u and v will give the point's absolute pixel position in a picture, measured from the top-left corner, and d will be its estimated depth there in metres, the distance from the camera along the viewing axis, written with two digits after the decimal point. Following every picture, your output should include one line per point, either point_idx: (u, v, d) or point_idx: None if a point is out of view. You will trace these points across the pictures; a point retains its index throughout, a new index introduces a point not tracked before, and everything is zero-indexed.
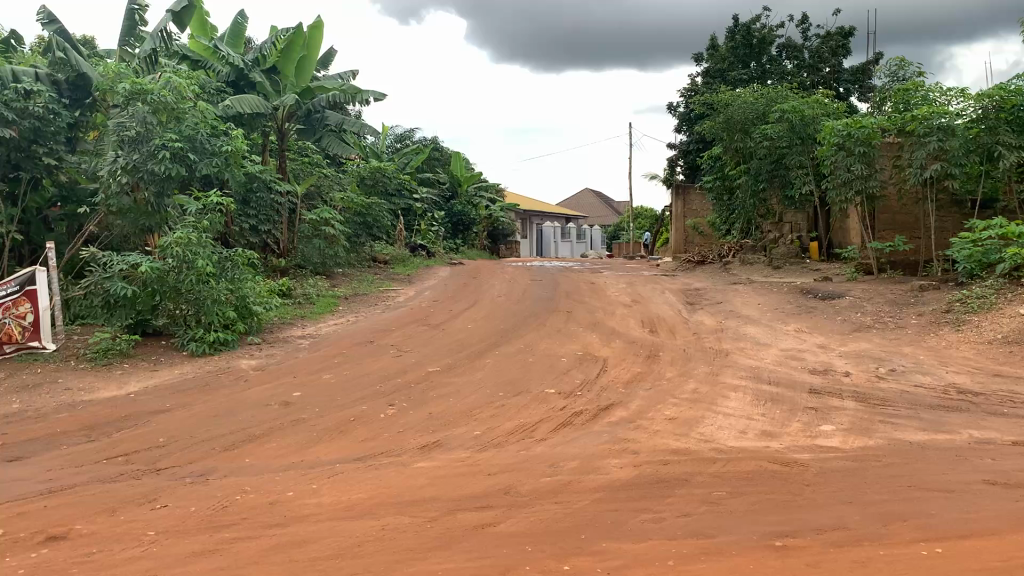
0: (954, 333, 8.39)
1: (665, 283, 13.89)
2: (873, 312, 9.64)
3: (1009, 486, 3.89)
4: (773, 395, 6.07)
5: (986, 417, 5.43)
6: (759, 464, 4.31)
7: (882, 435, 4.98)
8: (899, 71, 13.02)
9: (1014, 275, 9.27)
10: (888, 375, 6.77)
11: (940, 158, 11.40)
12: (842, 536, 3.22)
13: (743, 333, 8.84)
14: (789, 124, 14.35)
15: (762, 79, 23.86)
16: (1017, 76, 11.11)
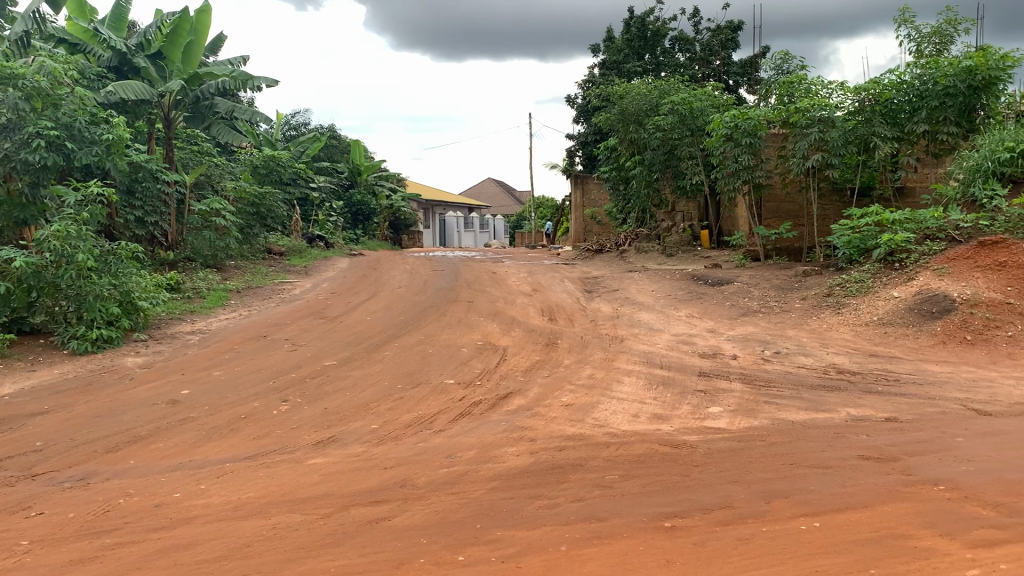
0: (834, 316, 8.81)
1: (564, 271, 14.08)
2: (760, 297, 10.01)
3: (881, 460, 4.11)
4: (665, 379, 6.24)
5: (862, 395, 5.73)
6: (650, 447, 4.42)
7: (766, 415, 5.18)
8: (784, 64, 13.51)
9: (888, 259, 9.75)
10: (773, 357, 7.04)
11: (822, 149, 11.94)
12: (728, 515, 3.34)
13: (638, 319, 9.05)
14: (680, 115, 14.69)
15: (656, 71, 24.64)
16: (890, 70, 11.73)
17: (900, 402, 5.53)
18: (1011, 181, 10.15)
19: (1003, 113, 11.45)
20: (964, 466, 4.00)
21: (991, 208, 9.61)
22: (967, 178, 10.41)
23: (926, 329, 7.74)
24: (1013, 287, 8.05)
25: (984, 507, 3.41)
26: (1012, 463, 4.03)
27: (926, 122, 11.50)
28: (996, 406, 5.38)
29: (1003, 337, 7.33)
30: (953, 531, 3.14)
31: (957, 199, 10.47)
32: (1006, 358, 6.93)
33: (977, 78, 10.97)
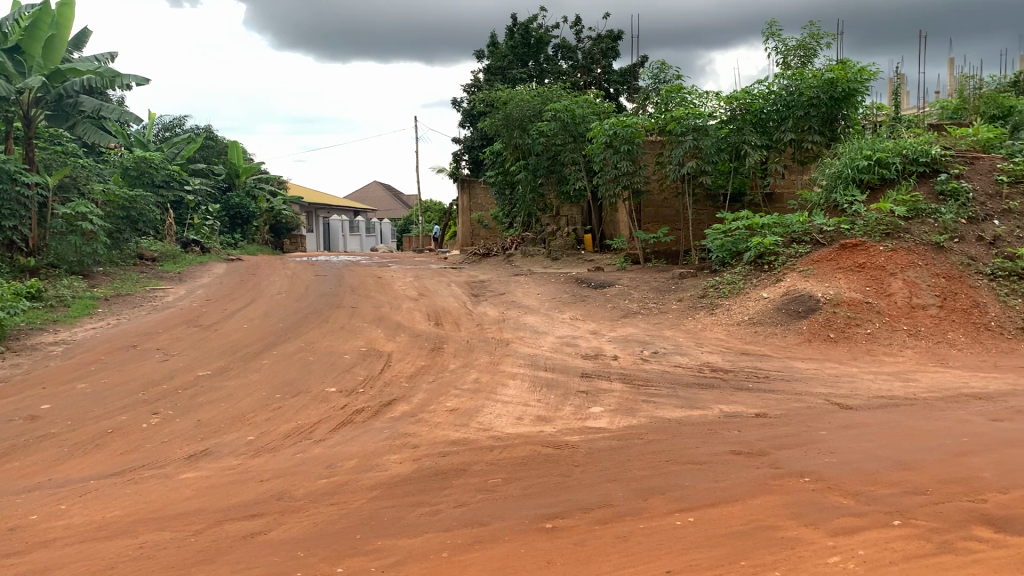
0: (708, 316, 9.15)
1: (450, 276, 14.06)
2: (640, 299, 10.28)
3: (752, 455, 4.29)
4: (548, 381, 6.31)
5: (734, 392, 5.97)
6: (533, 449, 4.46)
7: (645, 414, 5.31)
8: (661, 74, 13.94)
9: (758, 262, 10.20)
10: (651, 357, 7.24)
11: (696, 156, 12.38)
12: (606, 513, 3.41)
13: (523, 323, 9.13)
14: (563, 122, 14.92)
15: (539, 78, 24.94)
16: (759, 81, 12.30)
17: (769, 398, 5.78)
18: (869, 187, 10.79)
19: (859, 125, 12.44)
20: (827, 458, 4.22)
21: (851, 213, 10.18)
22: (829, 184, 11.01)
23: (793, 328, 8.12)
24: (870, 288, 8.56)
25: (845, 496, 3.61)
26: (870, 453, 4.28)
27: (793, 131, 12.14)
28: (856, 400, 5.70)
29: (862, 334, 7.79)
30: (817, 520, 3.30)
31: (821, 205, 11.04)
32: (864, 354, 7.36)
33: (837, 90, 11.77)
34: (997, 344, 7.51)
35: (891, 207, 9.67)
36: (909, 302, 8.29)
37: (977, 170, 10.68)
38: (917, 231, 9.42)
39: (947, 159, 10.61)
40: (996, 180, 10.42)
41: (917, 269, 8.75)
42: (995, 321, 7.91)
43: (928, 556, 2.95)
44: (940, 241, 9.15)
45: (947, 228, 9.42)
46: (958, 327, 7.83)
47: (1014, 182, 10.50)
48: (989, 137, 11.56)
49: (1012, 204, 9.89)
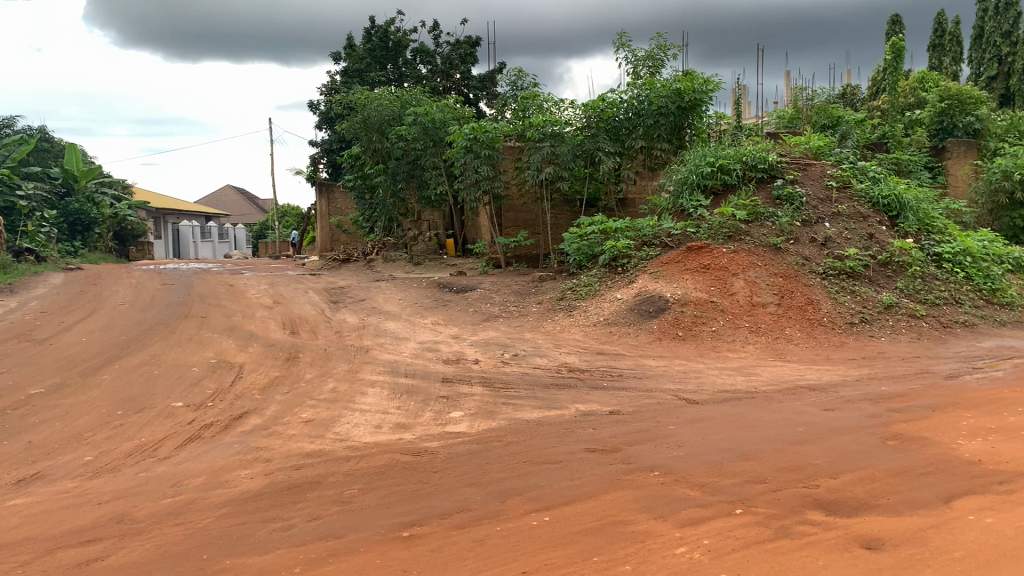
0: (566, 318, 9.33)
1: (308, 282, 13.71)
2: (501, 303, 10.37)
3: (605, 452, 4.41)
4: (408, 387, 6.27)
5: (590, 391, 6.13)
6: (391, 457, 4.42)
7: (504, 416, 5.36)
8: (518, 81, 14.14)
9: (612, 264, 10.50)
10: (511, 360, 7.32)
11: (553, 162, 12.59)
12: (463, 518, 3.41)
13: (383, 329, 9.03)
14: (422, 126, 14.88)
15: (398, 82, 24.77)
16: (611, 89, 12.72)
17: (623, 396, 5.96)
18: (713, 192, 11.32)
19: (704, 134, 13.11)
20: (675, 452, 4.40)
21: (697, 216, 10.66)
22: (676, 190, 11.49)
23: (645, 327, 8.41)
24: (715, 288, 8.98)
25: (692, 488, 3.77)
26: (715, 446, 4.49)
27: (643, 139, 12.66)
28: (703, 395, 5.96)
29: (708, 332, 8.17)
30: (665, 513, 3.43)
31: (669, 210, 11.48)
32: (711, 350, 7.72)
33: (684, 100, 12.39)
34: (828, 338, 8.05)
35: (732, 211, 10.20)
36: (750, 300, 8.76)
37: (810, 176, 11.42)
38: (757, 234, 9.98)
39: (782, 166, 11.30)
40: (826, 185, 11.18)
41: (757, 269, 9.27)
42: (827, 317, 8.48)
43: (766, 541, 3.12)
44: (777, 243, 9.73)
45: (783, 230, 10.03)
46: (794, 323, 8.34)
47: (842, 187, 11.30)
48: (819, 145, 12.39)
49: (841, 207, 10.64)
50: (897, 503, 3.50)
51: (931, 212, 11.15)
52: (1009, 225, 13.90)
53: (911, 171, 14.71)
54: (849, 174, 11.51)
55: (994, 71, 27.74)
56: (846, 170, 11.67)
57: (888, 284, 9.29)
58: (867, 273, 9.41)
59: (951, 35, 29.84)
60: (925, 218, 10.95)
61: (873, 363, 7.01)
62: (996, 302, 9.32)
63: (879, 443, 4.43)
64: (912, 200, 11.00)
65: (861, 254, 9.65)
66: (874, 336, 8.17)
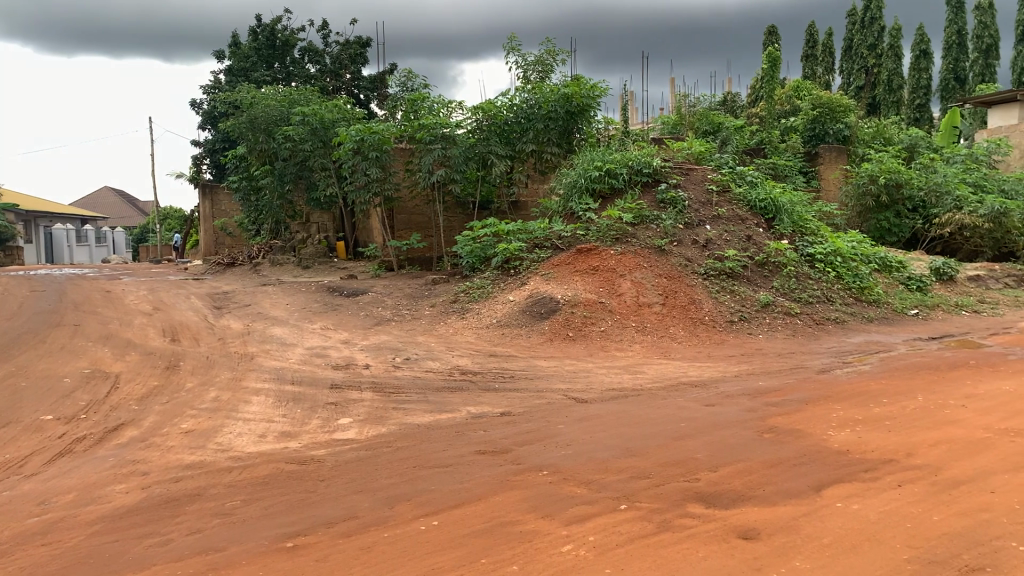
0: (459, 321, 9.32)
1: (191, 288, 13.21)
2: (393, 306, 10.27)
3: (495, 453, 4.44)
4: (295, 395, 6.13)
5: (481, 393, 6.14)
6: (276, 466, 4.32)
7: (394, 421, 5.31)
8: (408, 82, 14.05)
9: (505, 267, 10.57)
10: (402, 364, 7.26)
11: (445, 164, 12.53)
12: (351, 525, 3.37)
13: (269, 335, 8.79)
14: (311, 127, 14.60)
15: (286, 81, 24.22)
16: (501, 93, 12.84)
17: (513, 397, 6.01)
18: (602, 195, 11.53)
19: (592, 138, 13.41)
20: (563, 450, 4.46)
21: (586, 219, 10.85)
22: (566, 193, 11.67)
23: (536, 328, 8.49)
24: (603, 288, 9.17)
25: (579, 486, 3.83)
26: (602, 444, 4.59)
27: (533, 143, 12.84)
28: (591, 394, 6.08)
29: (598, 332, 8.33)
30: (553, 512, 3.48)
31: (559, 212, 11.65)
32: (600, 350, 7.87)
33: (573, 105, 12.69)
34: (710, 336, 8.35)
35: (619, 214, 10.43)
36: (637, 300, 8.99)
37: (692, 180, 11.80)
38: (643, 236, 10.25)
39: (666, 170, 11.65)
40: (707, 190, 11.59)
41: (643, 270, 9.53)
42: (708, 315, 8.79)
43: (649, 535, 3.20)
44: (662, 245, 10.03)
45: (667, 233, 10.34)
46: (678, 322, 8.60)
47: (722, 191, 11.75)
48: (701, 150, 12.84)
49: (721, 210, 11.06)
50: (771, 493, 3.66)
51: (805, 215, 11.70)
52: (876, 226, 14.74)
53: (787, 175, 15.42)
54: (728, 179, 11.97)
55: (862, 82, 29.36)
56: (726, 175, 12.13)
57: (765, 284, 9.70)
58: (746, 273, 9.81)
59: (823, 47, 31.45)
60: (799, 220, 11.48)
61: (752, 360, 7.30)
62: (864, 299, 9.86)
63: (756, 436, 4.61)
64: (787, 203, 11.53)
65: (740, 255, 10.04)
66: (753, 334, 8.51)
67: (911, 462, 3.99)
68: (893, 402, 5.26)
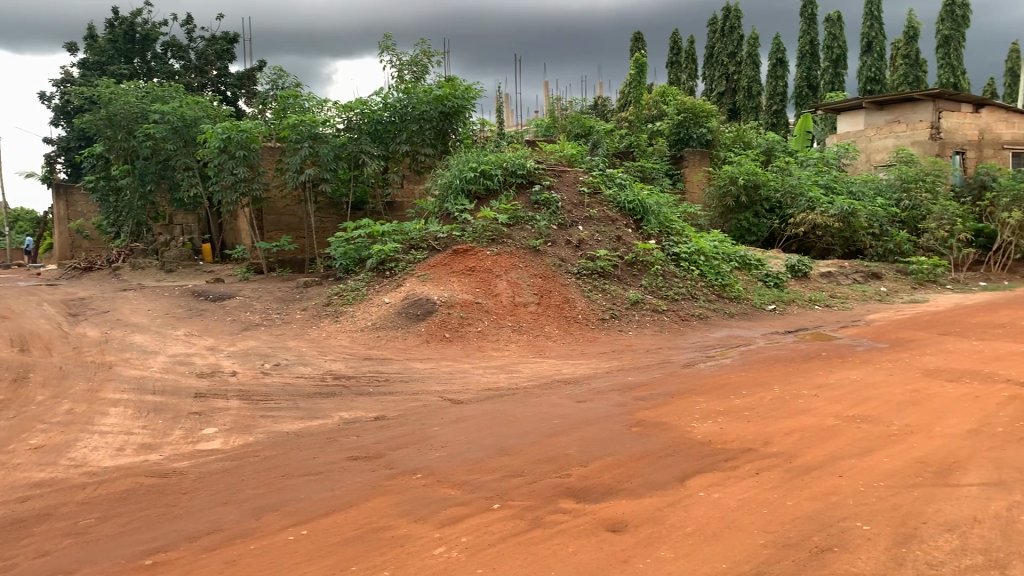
0: (332, 324, 9.14)
1: (42, 294, 12.41)
2: (262, 311, 9.97)
3: (367, 458, 4.38)
4: (156, 405, 5.86)
5: (354, 398, 6.05)
6: (135, 480, 4.11)
7: (261, 430, 5.16)
8: (279, 80, 13.69)
9: (380, 268, 10.45)
10: (272, 370, 7.05)
11: (316, 163, 12.26)
12: (214, 539, 3.25)
13: (129, 343, 8.37)
14: (172, 125, 14.02)
15: (146, 77, 23.15)
16: (374, 92, 12.71)
17: (387, 400, 5.95)
18: (477, 196, 11.55)
19: (468, 140, 13.46)
20: (437, 452, 4.45)
21: (461, 219, 10.85)
22: (441, 194, 11.60)
23: (412, 330, 8.42)
24: (480, 289, 9.20)
25: (453, 487, 3.83)
26: (475, 444, 4.60)
27: (407, 143, 12.81)
28: (466, 395, 6.09)
29: (474, 332, 8.36)
30: (424, 515, 3.46)
31: (435, 213, 11.59)
32: (476, 350, 7.91)
33: (446, 106, 12.78)
34: (584, 334, 8.55)
35: (494, 215, 10.50)
36: (512, 300, 9.06)
37: (564, 182, 12.01)
38: (518, 236, 10.37)
39: (539, 172, 11.83)
40: (579, 191, 11.83)
41: (518, 270, 9.63)
42: (582, 314, 8.98)
43: (520, 533, 3.24)
44: (537, 245, 10.19)
45: (541, 233, 10.50)
46: (553, 322, 8.73)
47: (593, 192, 12.02)
48: (573, 153, 13.11)
49: (592, 211, 11.33)
50: (638, 485, 3.77)
51: (671, 216, 12.13)
52: (737, 226, 15.38)
53: (654, 178, 15.95)
54: (598, 181, 12.26)
55: (723, 88, 30.73)
56: (596, 176, 12.39)
57: (635, 282, 10.00)
58: (616, 272, 10.07)
59: (686, 54, 32.71)
60: (665, 221, 11.89)
61: (622, 356, 7.50)
62: (726, 295, 10.31)
63: (625, 430, 4.74)
64: (654, 205, 11.92)
65: (611, 255, 10.32)
66: (623, 330, 8.77)
67: (767, 450, 4.19)
68: (752, 393, 5.51)
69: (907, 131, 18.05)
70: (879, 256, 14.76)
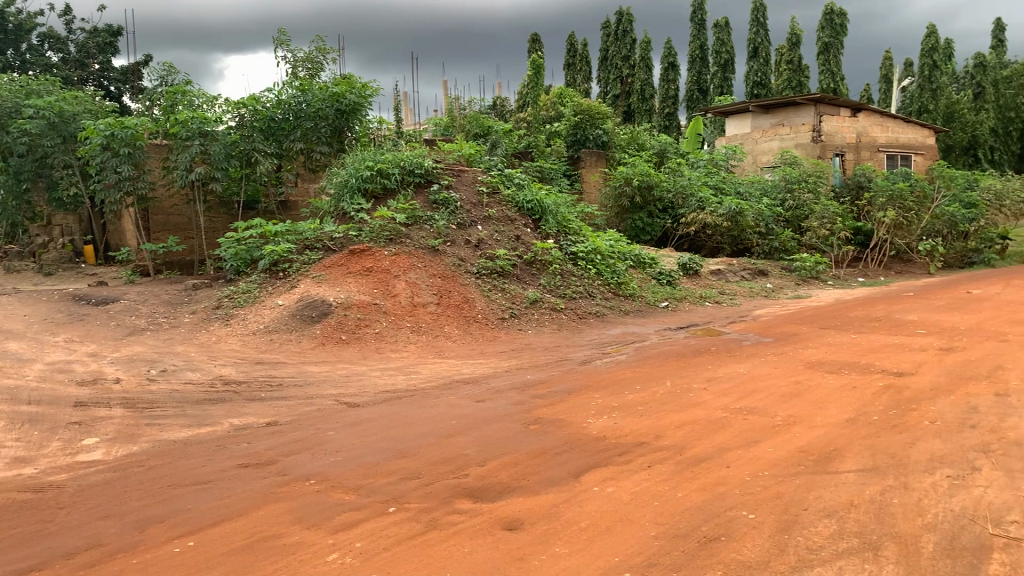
0: (223, 328, 8.86)
1: None
2: (147, 315, 9.58)
3: (259, 465, 4.27)
4: (31, 416, 5.55)
5: (246, 404, 5.89)
6: (7, 496, 3.89)
7: (147, 439, 4.95)
8: (167, 76, 13.20)
9: (272, 270, 10.18)
10: (158, 377, 6.78)
11: (205, 161, 11.86)
12: (94, 555, 3.11)
13: (3, 351, 7.90)
14: (49, 120, 13.33)
15: (21, 70, 21.92)
16: (267, 89, 12.41)
17: (280, 405, 5.81)
18: (373, 195, 11.39)
19: (365, 139, 13.30)
20: (332, 457, 4.37)
21: (358, 219, 10.69)
22: (336, 193, 11.36)
23: (307, 332, 8.24)
24: (377, 289, 9.09)
25: (347, 492, 3.77)
26: (372, 447, 4.55)
27: (301, 141, 12.56)
28: (362, 397, 6.01)
29: (372, 334, 8.25)
30: (318, 521, 3.39)
31: (330, 212, 11.35)
32: (373, 352, 7.81)
33: (342, 104, 12.65)
34: (483, 333, 8.58)
35: (392, 215, 10.39)
36: (411, 301, 8.99)
37: (463, 181, 11.99)
38: (416, 236, 10.30)
39: (437, 171, 11.79)
40: (478, 191, 11.84)
41: (417, 270, 9.57)
42: (481, 313, 8.99)
43: (416, 536, 3.21)
44: (435, 245, 10.15)
45: (440, 233, 10.47)
46: (452, 321, 8.72)
47: (491, 192, 12.05)
48: (471, 153, 13.09)
49: (491, 211, 11.36)
50: (534, 483, 3.80)
51: (567, 216, 12.29)
52: (632, 225, 15.70)
53: (552, 178, 16.14)
54: (497, 180, 12.31)
55: (618, 90, 31.35)
56: (494, 176, 12.42)
57: (533, 282, 10.08)
58: (515, 271, 10.13)
59: (581, 56, 33.21)
60: (563, 221, 12.05)
61: (520, 355, 7.54)
62: (622, 293, 10.52)
63: (522, 428, 4.77)
64: (552, 204, 12.05)
65: (510, 255, 10.36)
66: (522, 329, 8.84)
67: (659, 443, 4.29)
68: (646, 388, 5.63)
69: (791, 134, 18.81)
70: (766, 254, 15.34)
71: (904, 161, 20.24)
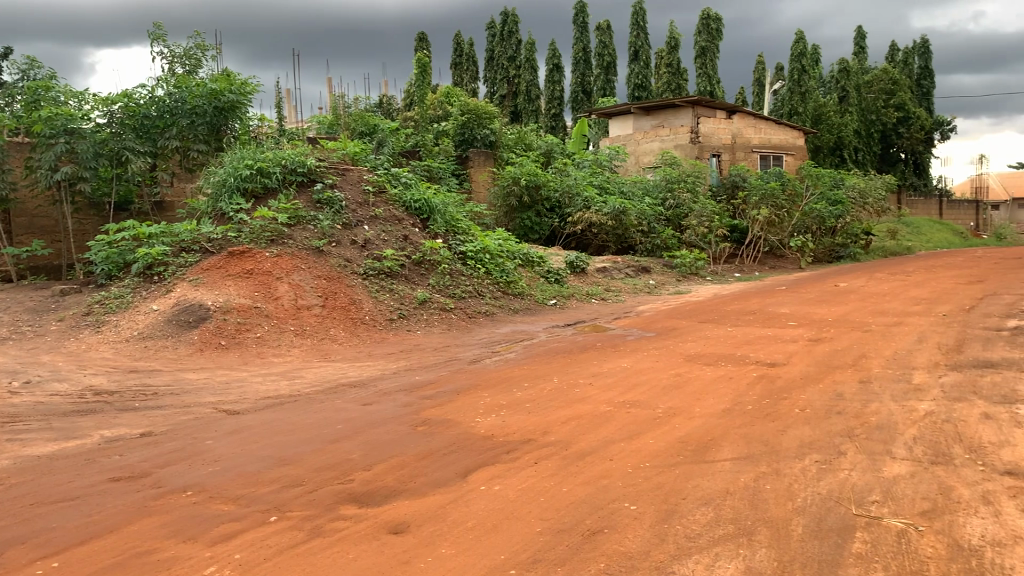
0: (93, 335, 8.42)
1: None
2: (10, 323, 9.01)
3: (132, 478, 4.08)
4: None
5: (118, 414, 5.62)
6: None
7: (8, 455, 4.65)
8: (29, 70, 12.45)
9: (146, 273, 9.73)
10: (21, 389, 6.38)
11: (72, 160, 11.24)
12: None
13: None
14: None
15: None
16: (139, 84, 11.88)
17: (155, 415, 5.57)
18: (254, 195, 11.07)
19: (245, 137, 12.91)
20: (211, 467, 4.23)
21: (238, 219, 10.35)
22: (214, 193, 10.95)
23: (184, 338, 7.94)
24: (259, 291, 8.84)
25: (226, 503, 3.65)
26: (254, 454, 4.42)
27: (177, 139, 12.10)
28: (243, 404, 5.84)
29: (253, 339, 8.02)
30: (195, 534, 3.27)
31: (207, 213, 10.95)
32: (255, 357, 7.59)
33: (220, 101, 12.29)
34: (370, 335, 8.48)
35: (274, 215, 10.12)
36: (295, 303, 8.79)
37: (348, 180, 11.81)
38: (300, 237, 10.09)
39: (320, 170, 11.58)
40: (364, 190, 11.68)
41: (301, 272, 9.37)
42: (368, 315, 8.88)
43: (298, 544, 3.14)
44: (320, 245, 9.96)
45: (325, 233, 10.28)
46: (338, 323, 8.59)
47: (377, 192, 11.91)
48: (356, 151, 12.89)
49: (377, 211, 11.24)
50: (421, 484, 3.78)
51: (455, 215, 12.28)
52: (521, 224, 15.82)
53: (441, 178, 16.09)
54: (383, 180, 12.18)
55: (505, 90, 31.55)
56: (380, 176, 12.28)
57: (422, 282, 10.02)
58: (403, 272, 10.05)
59: (468, 56, 33.25)
60: (451, 220, 12.04)
61: (408, 355, 7.49)
62: (510, 292, 10.58)
63: (409, 430, 4.73)
64: (439, 204, 12.02)
65: (398, 255, 10.27)
66: (411, 330, 8.79)
67: (545, 440, 4.34)
68: (533, 386, 5.69)
69: (670, 135, 19.39)
70: (648, 251, 15.75)
71: (777, 161, 21.16)
